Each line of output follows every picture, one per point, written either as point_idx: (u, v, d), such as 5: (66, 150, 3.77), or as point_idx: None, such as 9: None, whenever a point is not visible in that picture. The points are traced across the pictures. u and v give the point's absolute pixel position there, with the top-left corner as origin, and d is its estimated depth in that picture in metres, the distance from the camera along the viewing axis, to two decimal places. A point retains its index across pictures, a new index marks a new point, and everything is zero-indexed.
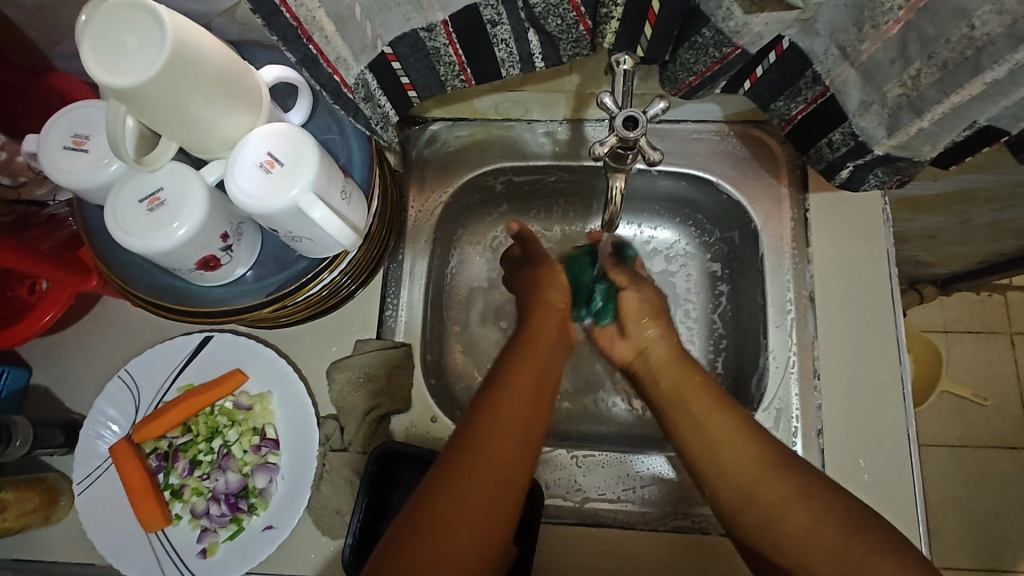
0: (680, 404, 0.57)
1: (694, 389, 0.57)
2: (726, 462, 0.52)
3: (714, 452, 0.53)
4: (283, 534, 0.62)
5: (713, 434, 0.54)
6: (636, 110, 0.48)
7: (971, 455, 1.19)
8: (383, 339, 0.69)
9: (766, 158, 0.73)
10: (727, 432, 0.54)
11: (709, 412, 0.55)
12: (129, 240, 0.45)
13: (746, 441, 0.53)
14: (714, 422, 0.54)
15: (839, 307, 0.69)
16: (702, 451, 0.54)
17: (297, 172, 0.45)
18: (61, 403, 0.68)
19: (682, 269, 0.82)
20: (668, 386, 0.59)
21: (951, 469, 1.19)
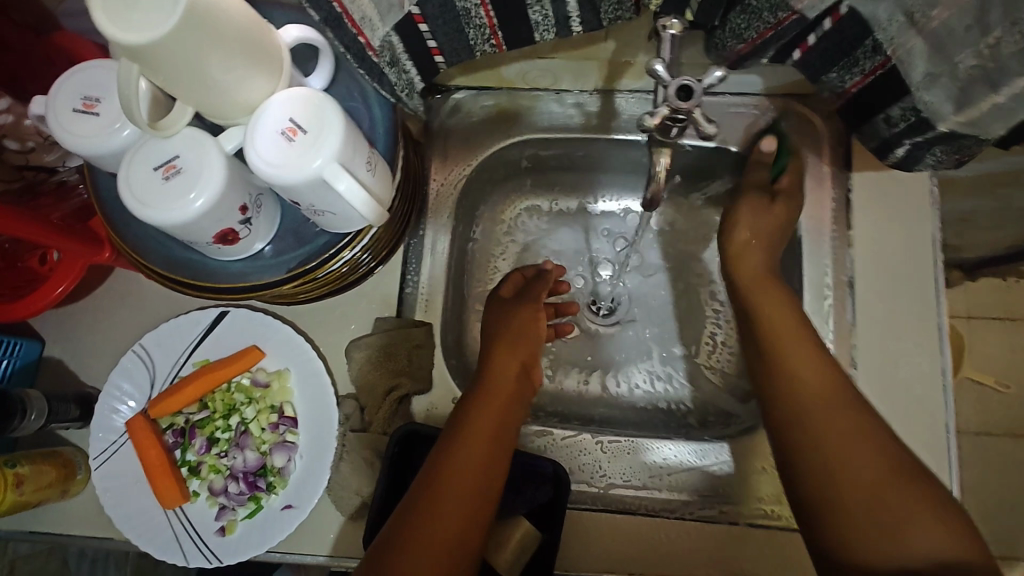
0: (783, 340, 0.59)
1: (796, 333, 0.58)
2: (816, 400, 0.54)
3: (802, 396, 0.55)
4: (303, 513, 0.61)
5: (804, 376, 0.56)
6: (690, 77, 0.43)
7: (994, 444, 1.16)
8: (403, 318, 0.67)
9: (807, 135, 0.70)
10: (819, 376, 0.55)
11: (812, 363, 0.56)
12: (145, 211, 0.43)
13: (830, 387, 0.55)
14: (809, 366, 0.56)
15: (879, 293, 0.66)
16: (794, 390, 0.55)
17: (319, 140, 0.42)
18: (75, 376, 0.66)
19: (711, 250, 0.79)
20: (765, 324, 0.61)
21: (968, 458, 1.16)
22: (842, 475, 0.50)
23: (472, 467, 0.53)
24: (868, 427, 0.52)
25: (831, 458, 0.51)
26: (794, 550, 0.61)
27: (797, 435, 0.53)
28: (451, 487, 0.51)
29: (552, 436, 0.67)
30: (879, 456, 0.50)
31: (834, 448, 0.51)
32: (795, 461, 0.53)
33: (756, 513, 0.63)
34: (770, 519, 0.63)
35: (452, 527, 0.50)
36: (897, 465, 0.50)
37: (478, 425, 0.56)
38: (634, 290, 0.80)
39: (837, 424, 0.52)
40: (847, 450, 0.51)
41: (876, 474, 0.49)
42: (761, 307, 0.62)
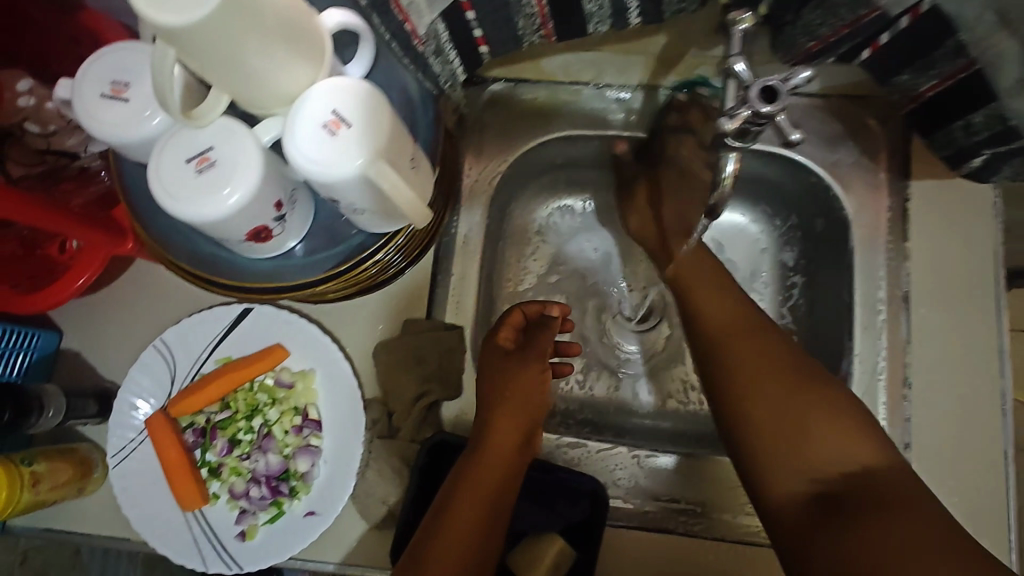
0: (691, 284, 0.62)
1: (702, 273, 0.63)
2: (720, 336, 0.58)
3: (705, 333, 0.59)
4: (327, 521, 0.59)
5: (718, 315, 0.59)
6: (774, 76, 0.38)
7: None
8: (434, 320, 0.64)
9: (865, 139, 0.66)
10: (734, 314, 0.59)
11: (714, 302, 0.60)
12: (175, 206, 0.40)
13: (743, 321, 0.58)
14: (723, 304, 0.60)
15: (935, 309, 0.63)
16: (714, 328, 0.58)
17: (365, 135, 0.39)
18: (93, 370, 0.64)
19: (752, 256, 0.75)
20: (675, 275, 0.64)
21: None
22: (752, 394, 0.53)
23: (492, 477, 0.53)
24: (775, 350, 0.55)
25: (745, 382, 0.54)
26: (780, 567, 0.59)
27: (714, 366, 0.56)
28: (472, 495, 0.52)
29: (585, 447, 0.65)
30: (789, 376, 0.53)
31: (743, 372, 0.54)
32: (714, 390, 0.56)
33: (738, 525, 0.61)
34: (754, 532, 0.61)
35: (475, 532, 0.50)
36: (805, 381, 0.53)
37: (499, 439, 0.56)
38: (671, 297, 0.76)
39: (750, 353, 0.55)
40: (759, 375, 0.54)
41: (782, 392, 0.52)
42: (666, 259, 0.66)
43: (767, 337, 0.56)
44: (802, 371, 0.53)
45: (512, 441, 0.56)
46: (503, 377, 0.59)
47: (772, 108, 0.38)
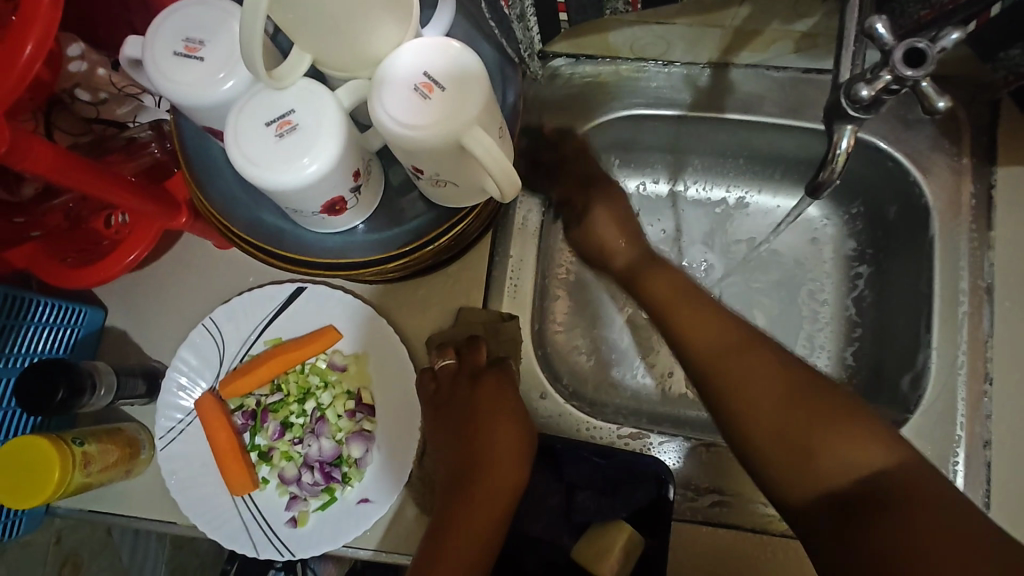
0: (670, 298, 0.57)
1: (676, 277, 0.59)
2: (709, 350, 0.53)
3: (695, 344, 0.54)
4: (381, 509, 0.57)
5: (702, 328, 0.54)
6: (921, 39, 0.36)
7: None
8: (491, 308, 0.62)
9: (947, 121, 0.62)
10: (719, 327, 0.53)
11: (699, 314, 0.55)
12: (253, 172, 0.37)
13: (730, 331, 0.53)
14: (700, 317, 0.54)
15: (1020, 302, 0.60)
16: (698, 347, 0.53)
17: (459, 99, 0.36)
18: (139, 349, 0.62)
19: (802, 247, 0.73)
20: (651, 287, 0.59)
21: None
22: (755, 417, 0.49)
23: (488, 487, 0.54)
24: (776, 359, 0.50)
25: (744, 401, 0.49)
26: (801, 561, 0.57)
27: (707, 385, 0.52)
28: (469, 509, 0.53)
29: (647, 439, 0.62)
30: (786, 387, 0.49)
31: (741, 393, 0.49)
32: (718, 409, 0.51)
33: (755, 515, 0.59)
34: (770, 523, 0.58)
35: (478, 536, 0.51)
36: (806, 388, 0.48)
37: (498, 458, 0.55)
38: (727, 289, 0.74)
39: (745, 370, 0.50)
40: (755, 391, 0.49)
41: (786, 407, 0.48)
42: (650, 265, 0.61)
43: (758, 347, 0.51)
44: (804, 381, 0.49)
45: (510, 450, 0.56)
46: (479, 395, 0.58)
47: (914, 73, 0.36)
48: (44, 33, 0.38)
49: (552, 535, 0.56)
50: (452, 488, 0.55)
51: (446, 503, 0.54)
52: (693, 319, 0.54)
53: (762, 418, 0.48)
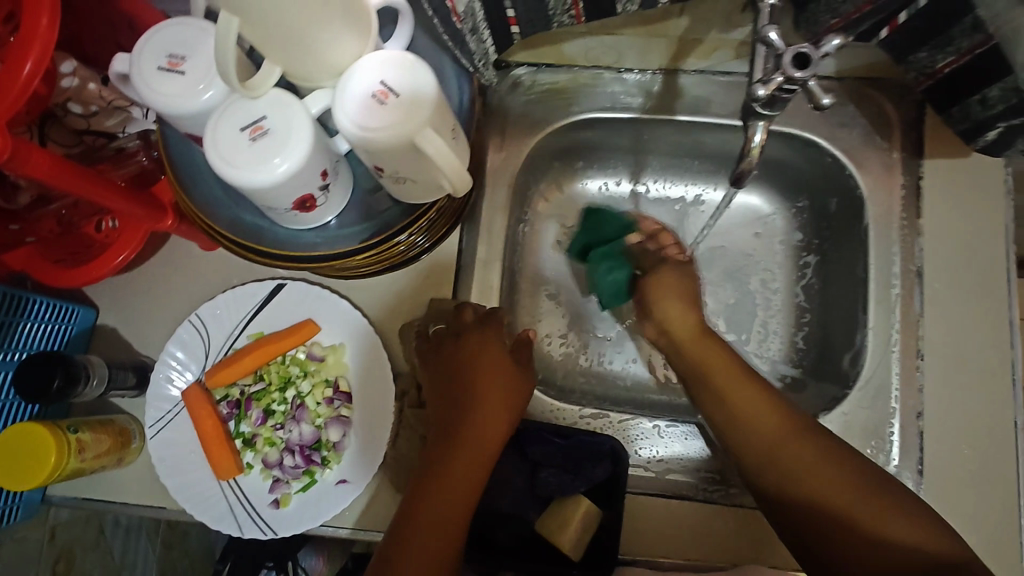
0: (726, 378, 0.58)
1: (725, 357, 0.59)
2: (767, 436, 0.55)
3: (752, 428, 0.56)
4: (359, 488, 0.61)
5: (761, 421, 0.55)
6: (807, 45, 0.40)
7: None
8: (459, 300, 0.66)
9: (879, 119, 0.68)
10: (778, 425, 0.55)
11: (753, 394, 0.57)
12: (229, 173, 0.42)
13: (786, 425, 0.55)
14: (761, 409, 0.56)
15: (949, 284, 0.64)
16: (761, 437, 0.55)
17: (411, 104, 0.41)
18: (129, 344, 0.66)
19: (747, 241, 0.78)
20: (688, 354, 0.61)
21: None
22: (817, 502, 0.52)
23: (473, 464, 0.54)
24: (834, 455, 0.53)
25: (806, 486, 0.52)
26: (750, 529, 0.61)
27: (768, 477, 0.54)
28: (452, 480, 0.53)
29: (606, 418, 0.67)
30: (843, 478, 0.52)
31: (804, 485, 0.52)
32: (778, 495, 0.54)
33: (708, 488, 0.64)
34: (722, 495, 0.63)
35: (458, 512, 0.52)
36: (860, 478, 0.52)
37: (465, 443, 0.55)
38: None
39: (807, 464, 0.53)
40: (815, 482, 0.52)
41: (850, 497, 0.51)
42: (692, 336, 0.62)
43: (814, 442, 0.54)
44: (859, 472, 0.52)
45: (498, 422, 0.56)
46: (477, 359, 0.59)
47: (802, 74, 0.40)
48: (42, 50, 0.43)
49: (519, 509, 0.60)
50: (437, 453, 0.54)
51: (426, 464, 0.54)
52: (754, 417, 0.56)
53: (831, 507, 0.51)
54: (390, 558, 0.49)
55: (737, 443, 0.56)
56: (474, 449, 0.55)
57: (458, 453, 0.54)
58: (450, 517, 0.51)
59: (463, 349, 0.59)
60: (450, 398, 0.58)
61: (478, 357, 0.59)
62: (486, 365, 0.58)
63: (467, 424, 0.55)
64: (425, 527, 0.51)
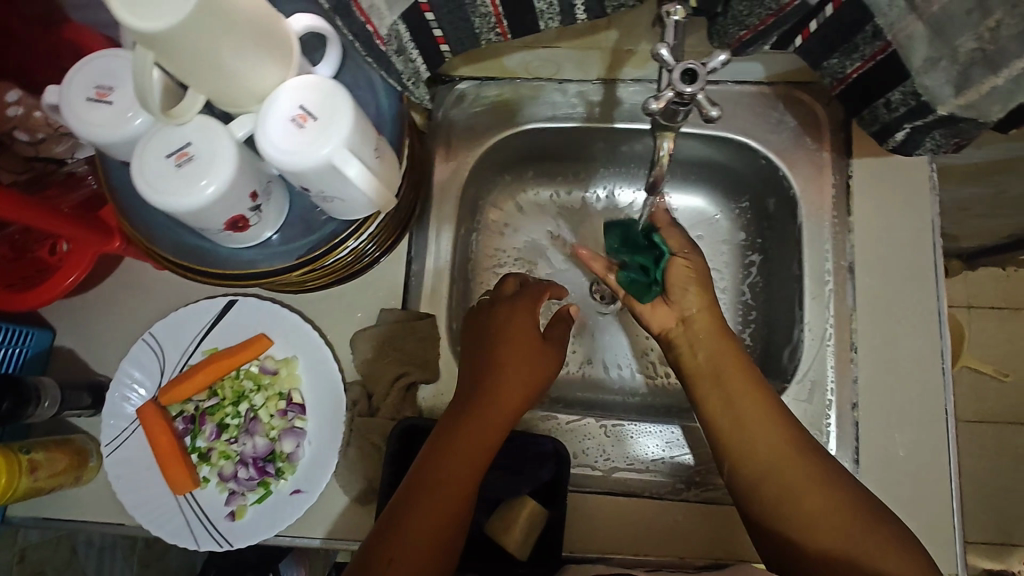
0: (730, 389, 0.57)
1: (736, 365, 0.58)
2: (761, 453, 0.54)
3: (748, 442, 0.55)
4: (312, 498, 0.62)
5: (759, 440, 0.55)
6: (695, 61, 0.43)
7: (965, 429, 1.24)
8: (408, 310, 0.68)
9: (809, 122, 0.70)
10: (779, 448, 0.54)
11: (752, 405, 0.56)
12: (156, 198, 0.44)
13: (787, 446, 0.54)
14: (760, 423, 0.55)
15: (880, 278, 0.67)
16: (757, 456, 0.54)
17: (328, 127, 0.43)
18: (85, 365, 0.67)
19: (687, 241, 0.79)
20: (706, 359, 0.59)
21: (982, 446, 1.23)
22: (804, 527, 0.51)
23: (486, 435, 0.56)
24: (826, 478, 0.52)
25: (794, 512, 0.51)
26: (697, 522, 0.64)
27: (763, 495, 0.53)
28: (453, 462, 0.54)
29: (554, 420, 0.69)
30: (831, 506, 0.51)
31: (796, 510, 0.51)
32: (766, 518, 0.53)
33: (653, 483, 0.66)
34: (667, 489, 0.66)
35: (451, 504, 0.52)
36: (851, 504, 0.51)
37: (472, 430, 0.56)
38: None
39: (802, 486, 0.52)
40: (806, 503, 0.51)
41: (840, 526, 0.50)
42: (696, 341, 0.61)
43: (809, 464, 0.53)
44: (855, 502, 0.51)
45: (505, 411, 0.58)
46: (510, 335, 0.62)
47: (692, 87, 0.43)
48: None
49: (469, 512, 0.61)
50: (445, 434, 0.56)
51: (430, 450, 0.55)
52: (758, 437, 0.55)
53: (819, 533, 0.50)
54: (394, 516, 0.51)
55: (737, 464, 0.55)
56: (492, 419, 0.57)
57: (476, 422, 0.56)
58: (458, 483, 0.53)
59: (498, 325, 0.63)
60: (476, 373, 0.61)
61: (513, 333, 0.62)
62: (517, 339, 0.61)
63: (488, 399, 0.58)
64: (431, 487, 0.52)
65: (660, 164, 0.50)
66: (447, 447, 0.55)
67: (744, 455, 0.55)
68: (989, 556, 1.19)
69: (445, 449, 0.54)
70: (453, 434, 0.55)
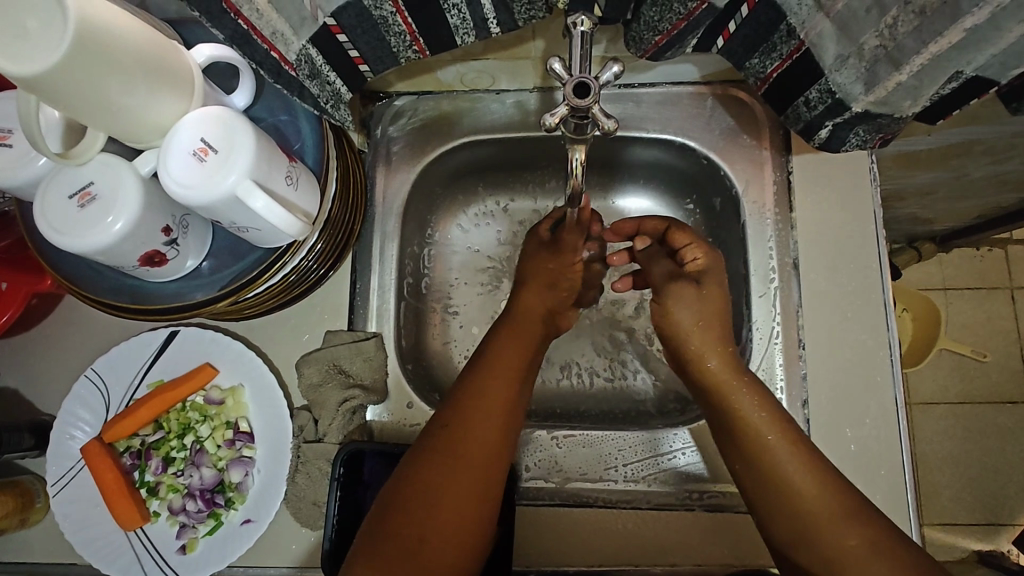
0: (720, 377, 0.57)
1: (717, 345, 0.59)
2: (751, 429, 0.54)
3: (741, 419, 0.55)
4: (262, 527, 0.61)
5: (768, 445, 0.53)
6: (587, 75, 0.46)
7: (949, 411, 1.23)
8: (355, 331, 0.68)
9: (747, 120, 0.70)
10: (787, 450, 0.53)
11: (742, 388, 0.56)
12: (62, 240, 0.43)
13: (777, 426, 0.54)
14: (743, 398, 0.56)
15: (823, 274, 0.66)
16: (748, 434, 0.54)
17: (231, 158, 0.43)
18: (31, 405, 0.67)
19: None
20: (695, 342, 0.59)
21: (965, 428, 1.23)
22: (797, 508, 0.51)
23: (491, 433, 0.54)
24: (818, 471, 0.52)
25: (790, 498, 0.51)
26: (653, 528, 0.63)
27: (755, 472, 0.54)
28: (469, 453, 0.53)
29: None
30: (830, 507, 0.50)
31: (790, 487, 0.52)
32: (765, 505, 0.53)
33: (605, 491, 0.65)
34: (619, 497, 0.65)
35: (467, 510, 0.51)
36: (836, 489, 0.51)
37: (476, 425, 0.54)
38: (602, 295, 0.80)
39: (804, 485, 0.52)
40: (804, 511, 0.51)
41: (855, 544, 0.48)
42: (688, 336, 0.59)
43: (809, 458, 0.53)
44: (833, 485, 0.52)
45: (504, 401, 0.56)
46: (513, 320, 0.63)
47: (586, 100, 0.46)
48: None
49: None
50: (448, 427, 0.54)
51: (432, 450, 0.53)
52: (760, 432, 0.54)
53: (812, 525, 0.50)
54: (402, 516, 0.50)
55: (740, 461, 0.55)
56: (485, 416, 0.55)
57: (476, 415, 0.55)
58: (461, 490, 0.51)
59: (513, 307, 0.65)
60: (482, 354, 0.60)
61: (523, 312, 0.64)
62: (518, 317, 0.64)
63: (479, 396, 0.56)
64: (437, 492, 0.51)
65: (574, 175, 0.54)
66: (454, 451, 0.53)
67: (746, 458, 0.54)
68: (976, 537, 1.18)
69: (444, 449, 0.53)
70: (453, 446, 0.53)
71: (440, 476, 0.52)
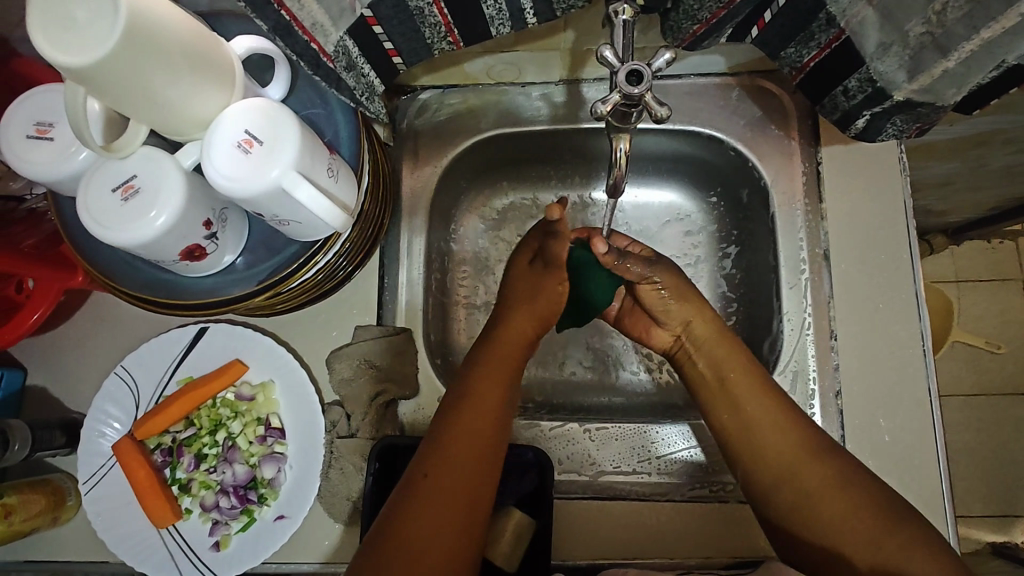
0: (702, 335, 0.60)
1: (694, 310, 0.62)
2: (728, 384, 0.58)
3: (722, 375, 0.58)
4: (296, 523, 0.61)
5: (743, 398, 0.57)
6: (638, 63, 0.47)
7: (963, 403, 1.23)
8: (384, 326, 0.67)
9: (776, 111, 0.70)
10: (757, 400, 0.56)
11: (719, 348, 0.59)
12: (105, 234, 0.43)
13: (750, 381, 0.57)
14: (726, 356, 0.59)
15: (855, 265, 0.66)
16: (721, 389, 0.58)
17: (276, 150, 0.42)
18: (61, 403, 0.66)
19: (671, 233, 0.79)
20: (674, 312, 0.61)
21: (979, 420, 1.23)
22: (769, 456, 0.54)
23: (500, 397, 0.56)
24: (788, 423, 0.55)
25: (761, 449, 0.55)
26: (688, 520, 0.63)
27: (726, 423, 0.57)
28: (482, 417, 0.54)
29: (540, 427, 0.68)
30: (795, 450, 0.54)
31: (761, 437, 0.55)
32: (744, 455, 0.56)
33: (637, 485, 0.65)
34: (651, 489, 0.65)
35: (482, 473, 0.52)
36: (805, 439, 0.54)
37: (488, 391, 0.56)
38: None
39: (770, 434, 0.55)
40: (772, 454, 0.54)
41: (824, 484, 0.52)
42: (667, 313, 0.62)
43: (783, 408, 0.56)
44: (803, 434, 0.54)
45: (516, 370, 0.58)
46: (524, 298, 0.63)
47: (639, 88, 0.46)
48: None
49: None
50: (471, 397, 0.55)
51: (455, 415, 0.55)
52: (729, 387, 0.58)
53: (785, 473, 0.53)
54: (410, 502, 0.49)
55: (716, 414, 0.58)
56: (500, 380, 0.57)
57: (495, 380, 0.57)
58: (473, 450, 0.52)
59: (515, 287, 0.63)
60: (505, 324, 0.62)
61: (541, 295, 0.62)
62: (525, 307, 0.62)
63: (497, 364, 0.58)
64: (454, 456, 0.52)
65: (619, 165, 0.54)
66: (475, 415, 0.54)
67: (723, 409, 0.58)
68: (991, 529, 1.18)
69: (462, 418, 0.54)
70: (439, 449, 0.52)
71: (461, 443, 0.52)
